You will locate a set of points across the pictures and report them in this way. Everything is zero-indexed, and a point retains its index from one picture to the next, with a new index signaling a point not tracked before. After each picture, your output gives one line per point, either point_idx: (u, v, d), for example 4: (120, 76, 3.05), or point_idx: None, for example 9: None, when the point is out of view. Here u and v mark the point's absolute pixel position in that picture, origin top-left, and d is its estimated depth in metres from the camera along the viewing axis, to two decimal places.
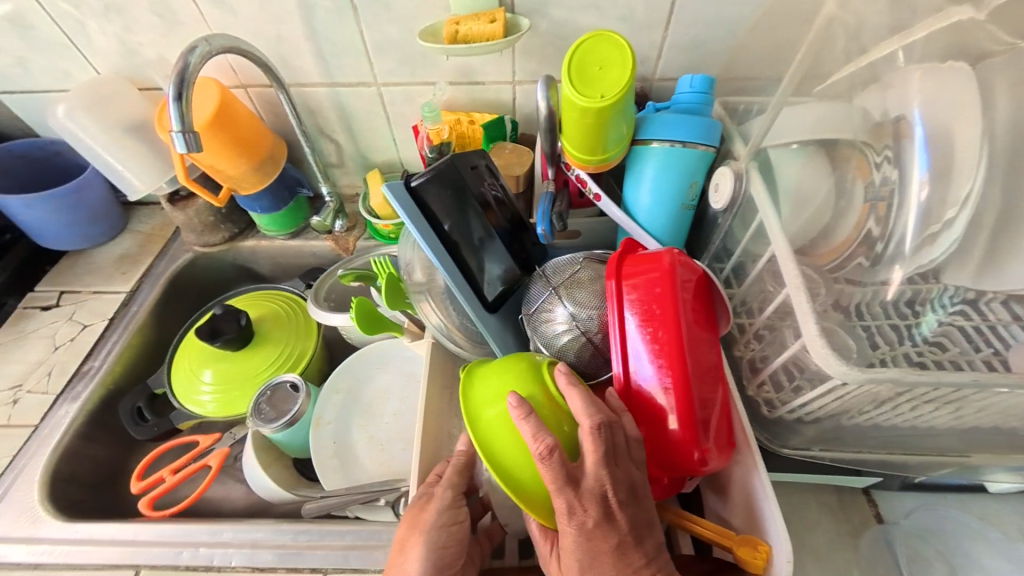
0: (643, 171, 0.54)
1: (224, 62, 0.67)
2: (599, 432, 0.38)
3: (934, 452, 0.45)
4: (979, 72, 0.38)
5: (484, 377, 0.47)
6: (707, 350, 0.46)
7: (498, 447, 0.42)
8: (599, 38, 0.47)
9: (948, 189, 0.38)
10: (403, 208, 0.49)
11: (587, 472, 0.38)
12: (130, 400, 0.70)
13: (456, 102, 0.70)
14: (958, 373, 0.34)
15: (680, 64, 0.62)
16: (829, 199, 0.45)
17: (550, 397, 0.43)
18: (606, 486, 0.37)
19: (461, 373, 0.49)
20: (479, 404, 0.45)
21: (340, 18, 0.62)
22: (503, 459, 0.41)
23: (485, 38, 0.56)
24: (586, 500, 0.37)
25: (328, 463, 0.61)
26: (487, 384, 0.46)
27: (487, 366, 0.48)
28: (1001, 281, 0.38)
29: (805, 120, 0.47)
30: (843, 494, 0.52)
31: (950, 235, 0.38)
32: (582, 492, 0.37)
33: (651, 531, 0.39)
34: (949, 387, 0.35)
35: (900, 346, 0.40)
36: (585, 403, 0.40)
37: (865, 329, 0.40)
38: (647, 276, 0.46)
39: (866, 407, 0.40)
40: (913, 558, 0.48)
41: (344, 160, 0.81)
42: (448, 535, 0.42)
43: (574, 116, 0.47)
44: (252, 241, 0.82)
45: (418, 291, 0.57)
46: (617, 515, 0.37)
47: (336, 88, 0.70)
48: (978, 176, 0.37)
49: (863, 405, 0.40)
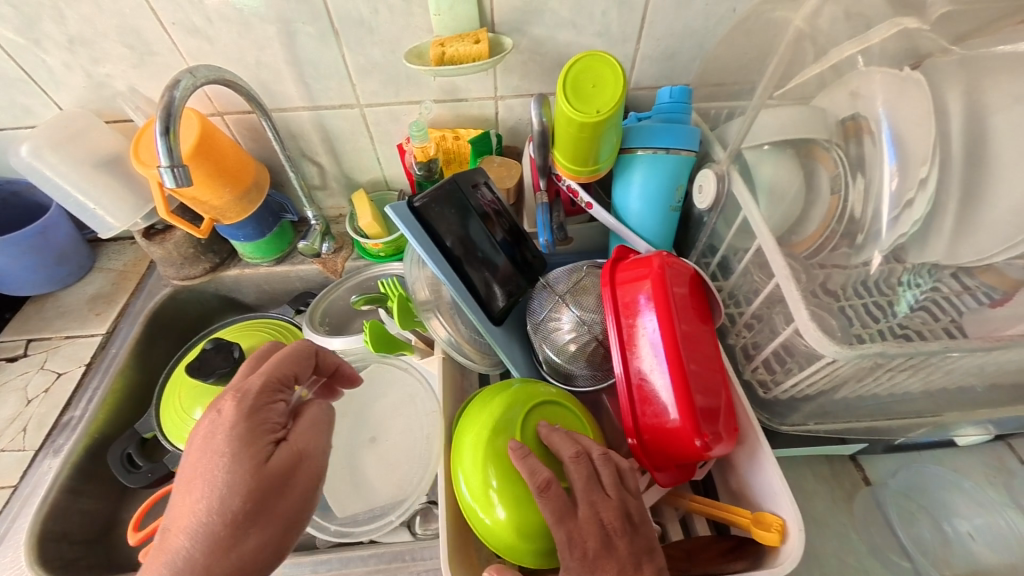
0: (633, 176, 0.57)
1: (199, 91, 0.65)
2: (579, 461, 0.42)
3: (917, 415, 0.49)
4: (922, 75, 0.44)
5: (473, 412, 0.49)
6: (703, 343, 0.48)
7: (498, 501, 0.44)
8: (592, 58, 0.49)
9: (905, 180, 0.42)
10: (407, 226, 0.50)
11: (580, 503, 0.41)
12: (119, 448, 0.66)
13: (441, 119, 0.72)
14: (930, 342, 0.39)
15: (653, 73, 0.66)
16: (801, 194, 0.49)
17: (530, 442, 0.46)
18: (601, 511, 0.40)
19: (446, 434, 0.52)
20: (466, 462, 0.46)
21: (324, 43, 0.63)
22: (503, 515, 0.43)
23: (472, 58, 0.58)
24: (584, 528, 0.39)
25: (340, 489, 0.58)
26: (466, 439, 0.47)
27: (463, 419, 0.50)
28: (956, 257, 0.43)
29: (774, 122, 0.50)
30: (834, 462, 0.56)
31: (912, 218, 0.42)
32: (580, 523, 0.39)
33: (652, 556, 0.39)
34: (923, 355, 0.39)
35: (877, 324, 0.44)
36: (563, 436, 0.44)
37: (843, 309, 0.44)
38: (639, 279, 0.48)
39: (851, 380, 0.44)
40: (901, 513, 0.53)
41: (327, 181, 0.81)
42: (289, 492, 0.42)
43: (571, 131, 0.49)
44: (235, 270, 0.79)
45: (426, 309, 0.57)
46: (616, 541, 0.39)
47: (320, 112, 0.70)
48: (931, 166, 0.41)
49: (848, 379, 0.44)
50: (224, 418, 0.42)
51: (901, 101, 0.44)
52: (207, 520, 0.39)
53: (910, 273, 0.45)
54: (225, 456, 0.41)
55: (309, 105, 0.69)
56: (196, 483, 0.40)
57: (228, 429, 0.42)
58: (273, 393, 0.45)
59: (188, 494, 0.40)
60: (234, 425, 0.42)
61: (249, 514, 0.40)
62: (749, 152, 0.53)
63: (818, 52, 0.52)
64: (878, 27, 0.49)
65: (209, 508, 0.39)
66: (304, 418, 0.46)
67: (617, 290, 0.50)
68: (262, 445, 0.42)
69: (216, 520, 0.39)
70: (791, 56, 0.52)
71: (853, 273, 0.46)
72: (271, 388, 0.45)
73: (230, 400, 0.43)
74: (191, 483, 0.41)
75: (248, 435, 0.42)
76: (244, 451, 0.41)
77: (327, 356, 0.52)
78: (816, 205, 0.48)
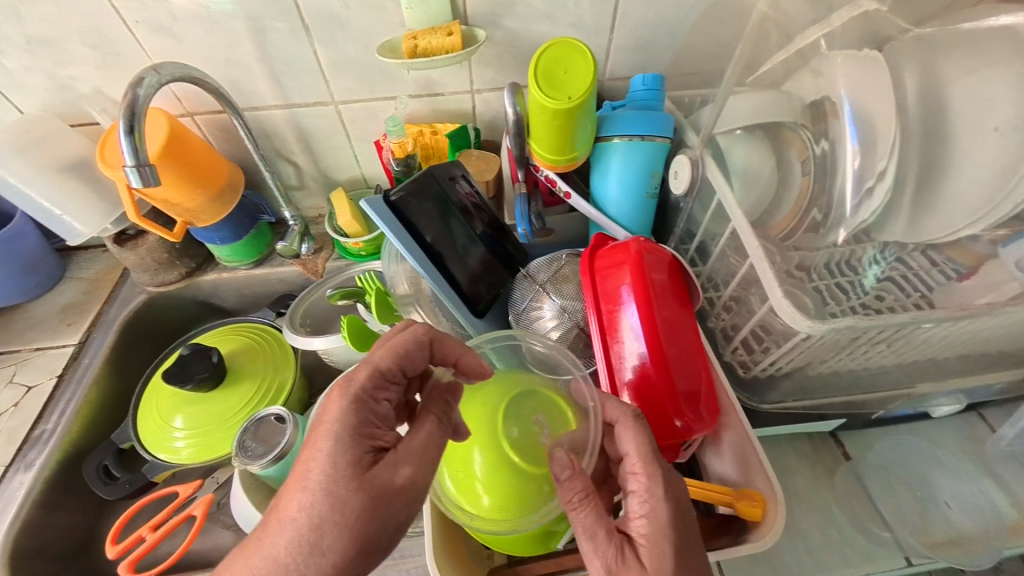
0: (610, 164, 0.57)
1: (168, 91, 0.64)
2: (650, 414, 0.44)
3: (890, 390, 0.50)
4: (881, 56, 0.45)
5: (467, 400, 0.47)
6: (683, 328, 0.49)
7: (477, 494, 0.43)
8: (560, 44, 0.49)
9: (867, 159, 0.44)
10: (383, 220, 0.49)
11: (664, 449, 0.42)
12: (95, 459, 0.64)
13: (418, 115, 0.71)
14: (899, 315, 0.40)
15: (627, 63, 0.67)
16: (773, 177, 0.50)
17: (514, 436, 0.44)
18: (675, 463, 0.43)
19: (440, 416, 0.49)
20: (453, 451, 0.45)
21: (295, 39, 0.62)
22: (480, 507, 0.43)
23: (445, 50, 0.58)
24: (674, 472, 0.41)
25: None
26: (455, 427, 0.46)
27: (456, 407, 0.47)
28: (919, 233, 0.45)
29: (746, 108, 0.51)
30: (815, 441, 0.57)
31: (875, 196, 0.44)
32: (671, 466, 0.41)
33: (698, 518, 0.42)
34: (892, 327, 0.40)
35: (848, 301, 0.45)
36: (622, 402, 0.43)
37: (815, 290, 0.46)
38: (619, 265, 0.49)
39: (826, 356, 0.45)
40: (880, 485, 0.54)
41: (305, 181, 0.79)
42: (379, 523, 0.35)
43: (544, 119, 0.50)
44: (213, 274, 0.77)
45: (406, 302, 0.57)
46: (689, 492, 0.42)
47: (294, 110, 0.69)
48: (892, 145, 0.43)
49: (824, 354, 0.45)
50: (330, 406, 0.38)
51: (862, 83, 0.45)
52: (299, 523, 0.34)
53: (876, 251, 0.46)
54: (326, 452, 0.36)
55: (282, 104, 0.68)
56: (296, 471, 0.36)
57: (334, 420, 0.37)
58: (379, 389, 0.40)
59: (289, 483, 0.36)
60: (340, 418, 0.37)
61: (337, 533, 0.34)
62: (721, 137, 0.53)
63: (785, 37, 0.53)
64: (840, 11, 0.50)
65: (300, 509, 0.35)
66: (417, 431, 0.39)
67: (597, 278, 0.50)
68: (364, 451, 0.37)
69: (305, 525, 0.34)
70: (759, 41, 0.53)
71: (824, 252, 0.47)
72: (379, 381, 0.40)
73: (341, 387, 0.38)
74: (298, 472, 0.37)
75: (353, 434, 0.37)
76: (346, 451, 0.36)
77: (455, 346, 0.44)
78: (789, 186, 0.49)
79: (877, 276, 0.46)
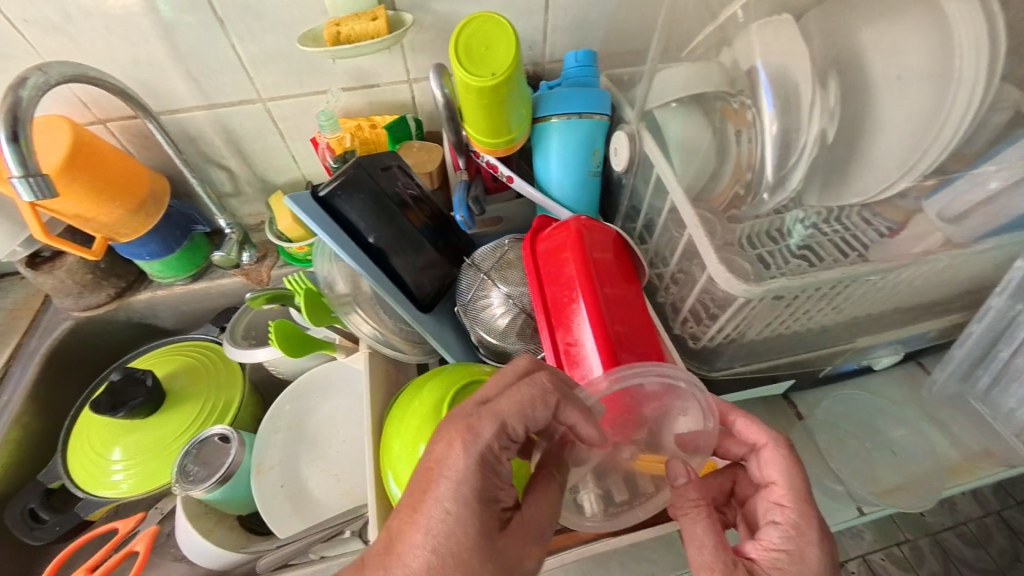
0: (550, 145, 0.56)
1: (71, 96, 0.59)
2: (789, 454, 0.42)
3: (835, 344, 0.51)
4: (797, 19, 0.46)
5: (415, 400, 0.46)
6: (628, 304, 0.48)
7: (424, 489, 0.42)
8: (480, 21, 0.48)
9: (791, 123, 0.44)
10: (311, 218, 0.47)
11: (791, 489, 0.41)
12: (20, 503, 0.59)
13: (354, 108, 0.69)
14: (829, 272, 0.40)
15: (563, 44, 0.66)
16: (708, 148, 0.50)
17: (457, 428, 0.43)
18: None
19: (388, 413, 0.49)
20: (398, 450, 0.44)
21: (208, 33, 0.57)
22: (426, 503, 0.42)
23: (370, 36, 0.55)
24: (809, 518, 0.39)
25: (281, 510, 0.54)
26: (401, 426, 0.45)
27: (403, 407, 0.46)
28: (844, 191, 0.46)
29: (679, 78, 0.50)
30: (772, 406, 0.58)
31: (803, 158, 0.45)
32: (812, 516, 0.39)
33: None
34: (824, 285, 0.41)
35: (785, 264, 0.45)
36: (764, 427, 0.42)
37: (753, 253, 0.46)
38: (560, 245, 0.48)
39: (767, 319, 0.45)
40: (832, 440, 0.56)
41: (241, 186, 0.75)
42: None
43: (472, 99, 0.48)
44: (146, 293, 0.72)
45: (345, 303, 0.54)
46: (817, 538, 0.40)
47: (216, 111, 0.65)
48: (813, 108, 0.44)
49: (765, 318, 0.45)
50: (454, 458, 0.35)
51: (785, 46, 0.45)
52: None
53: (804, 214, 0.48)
54: (454, 515, 0.34)
55: (203, 104, 0.64)
56: (416, 527, 0.34)
57: (457, 466, 0.35)
58: (502, 450, 0.37)
59: (406, 528, 0.35)
60: (466, 481, 0.35)
61: None
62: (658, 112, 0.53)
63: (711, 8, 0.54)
64: None
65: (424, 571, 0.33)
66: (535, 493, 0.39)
67: (539, 260, 0.49)
68: (491, 514, 0.36)
69: None
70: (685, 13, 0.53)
71: (759, 220, 0.47)
72: (503, 441, 0.37)
73: (464, 441, 0.36)
74: (407, 501, 0.36)
75: (479, 498, 0.35)
76: (477, 517, 0.35)
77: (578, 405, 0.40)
78: (723, 154, 0.49)
79: (808, 237, 0.47)
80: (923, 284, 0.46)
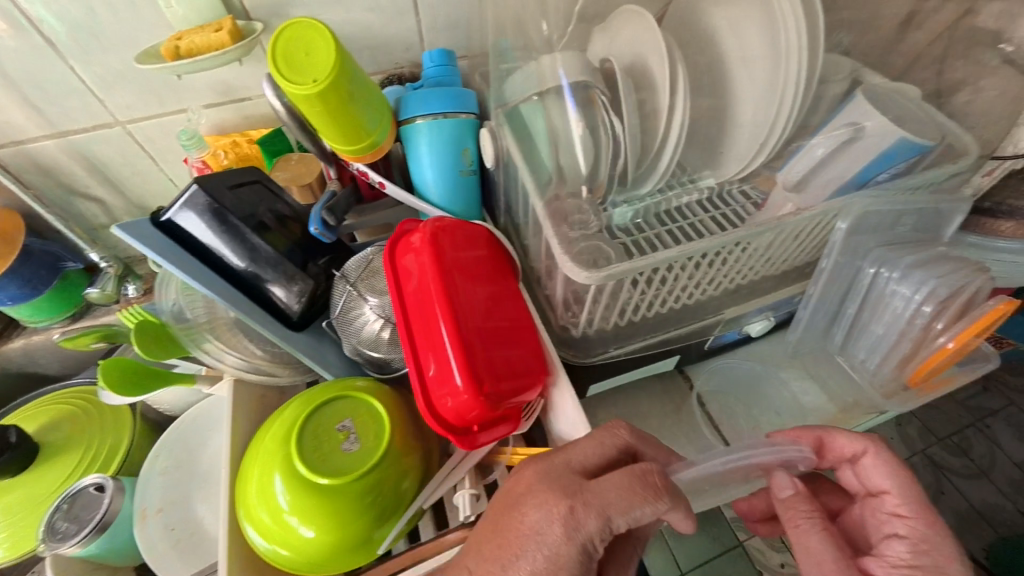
0: (418, 148, 0.55)
1: None
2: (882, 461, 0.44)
3: (698, 316, 0.52)
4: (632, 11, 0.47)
5: (266, 441, 0.49)
6: (491, 303, 0.47)
7: (286, 528, 0.45)
8: (294, 26, 0.46)
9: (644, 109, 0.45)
10: (149, 247, 0.43)
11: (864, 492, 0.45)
12: None
13: (227, 124, 0.65)
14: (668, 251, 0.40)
15: (439, 44, 0.66)
16: None
17: (305, 453, 0.46)
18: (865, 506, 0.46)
19: (246, 452, 0.51)
20: (254, 494, 0.47)
21: (40, 58, 0.53)
22: (291, 539, 0.45)
23: (216, 49, 0.53)
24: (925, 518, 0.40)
25: (163, 558, 0.51)
26: (254, 473, 0.48)
27: (253, 452, 0.49)
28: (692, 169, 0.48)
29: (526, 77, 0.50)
30: (664, 381, 0.60)
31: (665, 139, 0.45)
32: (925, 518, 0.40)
33: None
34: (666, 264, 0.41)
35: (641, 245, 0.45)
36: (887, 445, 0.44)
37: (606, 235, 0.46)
38: (416, 254, 0.46)
39: (623, 300, 0.45)
40: (721, 408, 0.58)
41: (118, 216, 0.71)
42: None
43: (304, 109, 0.46)
44: (20, 340, 0.67)
45: (193, 334, 0.53)
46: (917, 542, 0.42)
47: (63, 138, 0.60)
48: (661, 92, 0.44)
49: (622, 300, 0.45)
50: (553, 534, 0.37)
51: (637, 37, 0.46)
52: None
53: (648, 191, 0.48)
54: None
55: (46, 133, 0.59)
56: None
57: (556, 538, 0.37)
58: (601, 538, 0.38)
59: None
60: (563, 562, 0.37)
61: None
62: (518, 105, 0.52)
63: None
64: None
65: None
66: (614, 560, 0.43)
67: (398, 268, 0.48)
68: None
69: None
70: None
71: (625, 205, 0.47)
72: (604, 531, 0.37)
73: (563, 521, 0.37)
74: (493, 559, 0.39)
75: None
76: None
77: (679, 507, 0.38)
78: None
79: (667, 218, 0.47)
80: (776, 251, 0.48)
